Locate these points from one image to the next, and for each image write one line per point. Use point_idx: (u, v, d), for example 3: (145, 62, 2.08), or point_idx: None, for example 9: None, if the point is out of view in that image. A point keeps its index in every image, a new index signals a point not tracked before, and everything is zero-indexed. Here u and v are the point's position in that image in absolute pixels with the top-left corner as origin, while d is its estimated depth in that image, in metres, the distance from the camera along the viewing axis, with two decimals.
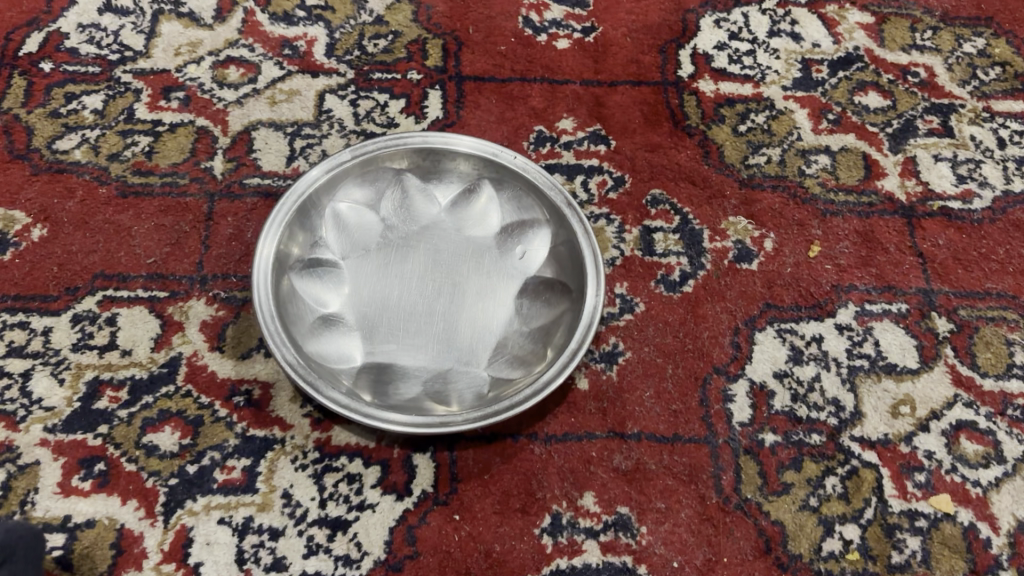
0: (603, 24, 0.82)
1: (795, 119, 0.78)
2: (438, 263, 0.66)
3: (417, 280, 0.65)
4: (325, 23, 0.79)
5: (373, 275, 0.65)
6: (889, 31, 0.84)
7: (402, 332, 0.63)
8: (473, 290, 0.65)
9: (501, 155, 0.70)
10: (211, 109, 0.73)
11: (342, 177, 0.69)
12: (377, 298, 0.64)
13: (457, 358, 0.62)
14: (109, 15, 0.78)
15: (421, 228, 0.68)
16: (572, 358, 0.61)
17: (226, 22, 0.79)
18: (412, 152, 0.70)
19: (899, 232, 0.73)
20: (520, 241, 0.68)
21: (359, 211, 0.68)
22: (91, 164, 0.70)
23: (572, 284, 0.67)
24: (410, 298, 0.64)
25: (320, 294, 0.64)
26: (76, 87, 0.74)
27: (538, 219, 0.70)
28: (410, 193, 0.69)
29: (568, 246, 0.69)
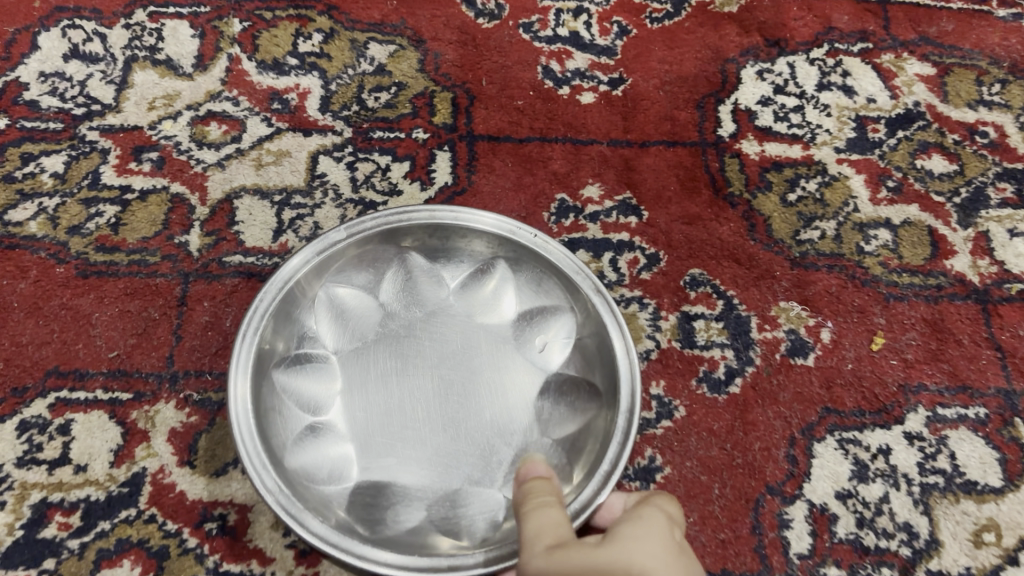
0: (633, 74, 0.73)
1: (851, 187, 0.69)
2: (446, 358, 0.52)
3: (421, 381, 0.51)
4: (319, 73, 0.70)
5: (363, 376, 0.51)
6: (953, 84, 0.75)
7: (397, 447, 0.49)
8: (495, 394, 0.50)
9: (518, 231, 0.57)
10: (188, 173, 0.65)
11: (336, 260, 0.56)
12: (375, 403, 0.50)
13: (467, 476, 0.48)
14: (75, 62, 0.69)
15: (424, 315, 0.54)
16: (602, 488, 0.48)
17: (208, 70, 0.70)
18: (417, 230, 0.58)
19: (973, 321, 0.64)
20: (541, 329, 0.54)
21: (355, 295, 0.54)
22: (48, 238, 0.61)
23: (604, 385, 0.53)
24: (412, 403, 0.50)
25: (304, 398, 0.50)
26: (34, 146, 0.65)
27: (561, 306, 0.56)
28: (415, 274, 0.56)
29: (595, 334, 0.55)
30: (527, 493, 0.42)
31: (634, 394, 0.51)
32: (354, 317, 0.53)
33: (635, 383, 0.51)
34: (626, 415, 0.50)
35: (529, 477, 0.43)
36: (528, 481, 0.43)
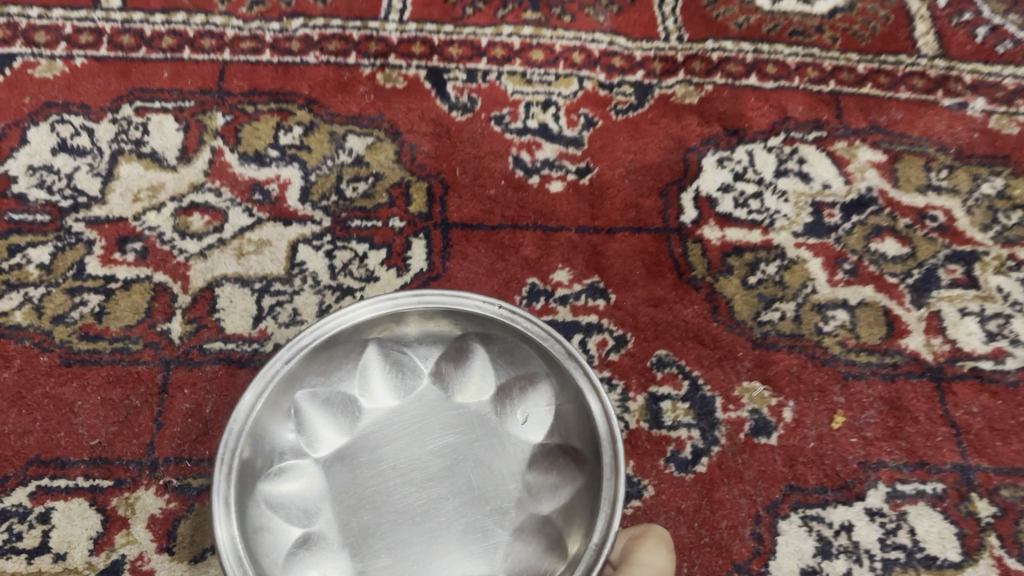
0: (599, 163, 0.76)
1: (809, 270, 0.72)
2: (422, 462, 0.53)
3: (399, 489, 0.52)
4: (300, 164, 0.73)
5: (347, 485, 0.52)
6: (903, 170, 0.79)
7: (387, 550, 0.50)
8: (483, 495, 0.52)
9: (484, 307, 0.55)
10: (170, 263, 0.67)
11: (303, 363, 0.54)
12: (370, 497, 0.52)
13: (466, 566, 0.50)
14: (62, 155, 0.72)
15: (398, 416, 0.55)
16: (592, 567, 0.45)
17: (191, 162, 0.72)
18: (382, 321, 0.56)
19: (928, 399, 0.66)
20: (521, 407, 0.55)
21: (329, 397, 0.55)
22: (33, 327, 0.63)
23: (587, 454, 0.51)
24: (395, 501, 0.52)
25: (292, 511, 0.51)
26: (21, 238, 0.67)
27: (538, 375, 0.55)
28: (389, 365, 0.57)
29: (573, 398, 0.53)
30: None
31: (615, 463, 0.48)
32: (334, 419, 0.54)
33: (616, 449, 0.48)
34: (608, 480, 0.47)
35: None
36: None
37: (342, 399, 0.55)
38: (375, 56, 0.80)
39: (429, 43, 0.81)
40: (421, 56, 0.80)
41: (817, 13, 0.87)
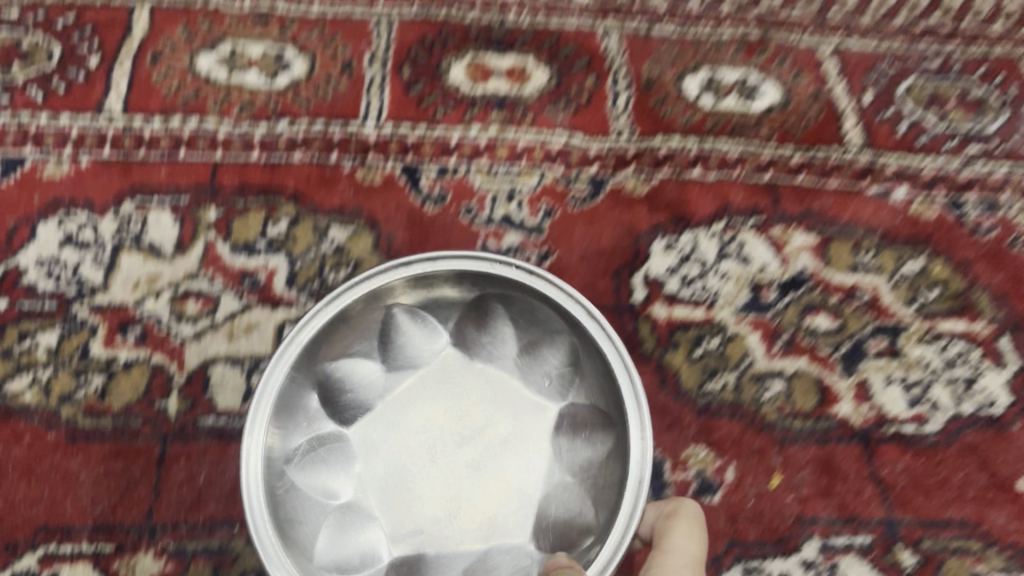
0: (558, 248, 0.85)
1: (748, 343, 0.80)
2: (455, 424, 0.65)
3: (442, 448, 0.65)
4: (286, 253, 0.81)
5: (401, 439, 0.65)
6: (834, 252, 0.87)
7: (434, 496, 0.63)
8: (516, 454, 0.64)
9: (507, 269, 0.65)
10: (168, 345, 0.74)
11: (321, 335, 0.63)
12: (421, 452, 0.65)
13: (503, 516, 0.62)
14: (69, 247, 0.79)
15: (429, 381, 0.68)
16: (636, 495, 0.57)
17: (186, 252, 0.79)
18: (404, 283, 0.66)
19: (857, 461, 0.75)
20: (541, 367, 0.67)
21: (357, 364, 0.67)
22: (41, 406, 0.70)
23: (614, 408, 0.62)
24: (440, 458, 0.64)
25: (331, 479, 0.63)
26: (30, 323, 0.74)
27: (555, 330, 0.67)
28: (404, 337, 0.68)
29: (597, 359, 0.64)
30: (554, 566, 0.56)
31: (643, 425, 0.58)
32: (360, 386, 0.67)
33: (642, 415, 0.59)
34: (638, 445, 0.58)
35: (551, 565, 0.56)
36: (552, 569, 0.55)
37: (370, 371, 0.68)
38: (355, 153, 0.87)
39: (404, 140, 0.89)
40: (397, 152, 0.88)
41: (755, 110, 0.96)
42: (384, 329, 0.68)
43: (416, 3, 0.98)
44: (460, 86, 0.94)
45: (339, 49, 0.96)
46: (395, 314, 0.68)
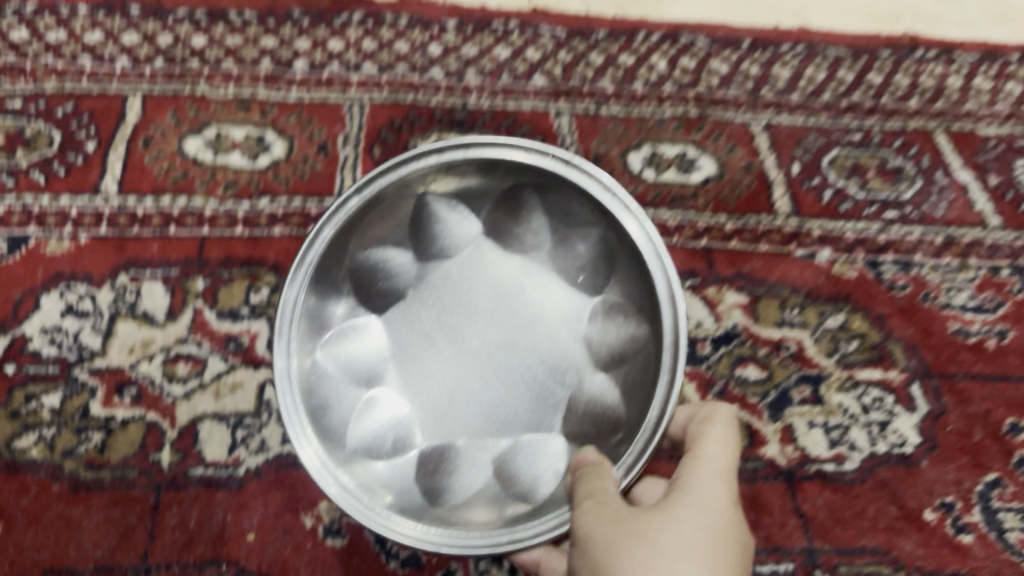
0: None
1: (686, 393, 0.91)
2: (483, 313, 0.64)
3: (470, 336, 0.64)
4: (267, 318, 0.88)
5: (431, 329, 0.65)
6: (763, 309, 0.97)
7: (463, 384, 0.64)
8: (544, 337, 0.63)
9: (543, 159, 0.62)
10: (161, 403, 0.82)
11: (350, 221, 0.64)
12: (450, 344, 0.64)
13: (527, 404, 0.62)
14: (70, 317, 0.87)
15: (459, 268, 0.66)
16: (670, 385, 0.57)
17: (177, 319, 0.88)
18: (433, 169, 0.64)
19: (782, 496, 0.86)
20: (575, 263, 0.65)
21: (390, 253, 0.67)
22: (46, 461, 0.79)
23: (649, 306, 0.61)
24: (467, 345, 0.64)
25: (359, 369, 0.65)
26: (35, 386, 0.83)
27: (591, 225, 0.65)
28: (440, 225, 0.66)
29: (633, 254, 0.62)
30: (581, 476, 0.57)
31: (679, 325, 0.58)
32: (392, 270, 0.67)
33: (679, 320, 0.58)
34: (669, 348, 0.58)
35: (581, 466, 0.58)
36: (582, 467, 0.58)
37: (401, 258, 0.67)
38: None
39: None
40: None
41: (693, 182, 1.06)
42: (415, 218, 0.67)
43: (385, 90, 1.09)
44: None
45: (315, 131, 1.05)
46: (429, 204, 0.66)
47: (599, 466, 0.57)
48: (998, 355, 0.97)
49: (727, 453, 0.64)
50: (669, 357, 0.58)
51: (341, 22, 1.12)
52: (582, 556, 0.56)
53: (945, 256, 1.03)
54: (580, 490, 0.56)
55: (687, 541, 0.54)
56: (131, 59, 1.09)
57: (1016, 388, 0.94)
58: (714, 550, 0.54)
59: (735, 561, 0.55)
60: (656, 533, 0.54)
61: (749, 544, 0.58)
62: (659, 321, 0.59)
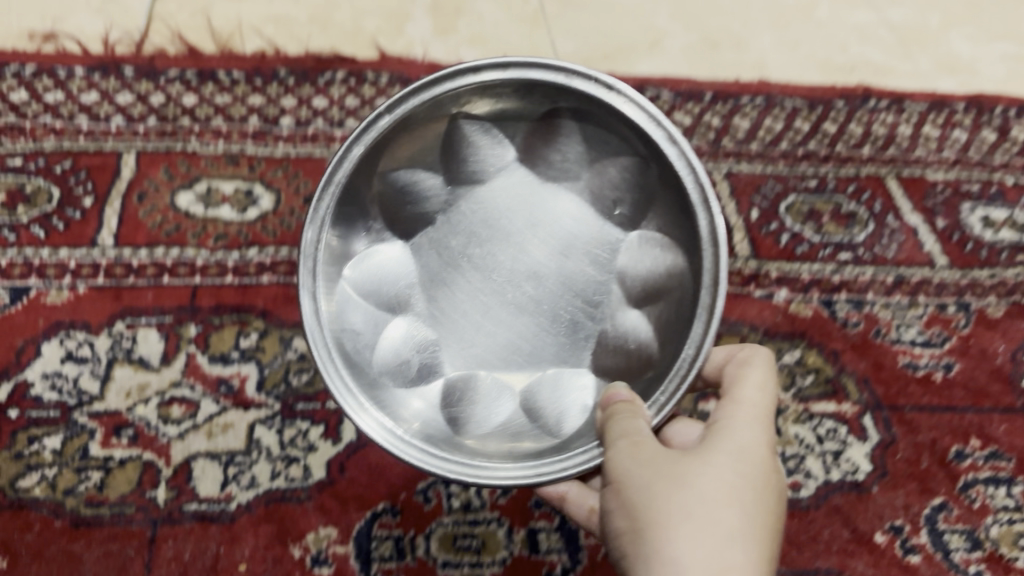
0: None
1: None
2: (514, 243, 0.68)
3: (500, 269, 0.68)
4: (256, 361, 0.93)
5: (461, 258, 0.69)
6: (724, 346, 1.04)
7: (493, 312, 0.68)
8: (571, 265, 0.68)
9: (588, 85, 0.63)
10: (157, 443, 0.89)
11: (381, 141, 0.65)
12: (482, 275, 0.68)
13: (550, 331, 0.68)
14: (69, 363, 0.92)
15: (489, 199, 0.69)
16: (710, 318, 0.60)
17: (171, 363, 0.93)
18: (471, 89, 0.65)
19: None
20: (611, 192, 0.68)
21: (420, 175, 0.69)
22: (49, 497, 0.86)
23: (687, 244, 0.64)
24: (497, 275, 0.68)
25: (389, 295, 0.69)
26: (37, 429, 0.89)
27: (627, 153, 0.67)
28: (471, 149, 0.69)
29: (675, 191, 0.64)
30: (612, 413, 0.62)
31: (719, 266, 0.60)
32: (422, 196, 0.70)
33: (719, 261, 0.60)
34: (709, 289, 0.60)
35: (614, 402, 0.62)
36: (615, 402, 0.62)
37: (431, 180, 0.70)
38: None
39: None
40: None
41: None
42: (447, 141, 0.69)
43: None
44: None
45: (301, 185, 1.13)
46: (463, 127, 0.68)
47: (633, 403, 0.62)
48: (945, 387, 1.04)
49: (759, 396, 0.69)
50: (708, 298, 0.60)
51: (325, 80, 1.18)
52: (617, 499, 0.62)
53: (895, 294, 1.10)
54: (614, 428, 0.60)
55: (720, 487, 0.60)
56: (125, 118, 1.14)
57: (961, 417, 1.01)
58: (743, 492, 0.60)
59: (762, 502, 0.61)
60: (688, 476, 0.60)
61: (783, 489, 0.64)
62: (698, 260, 0.62)
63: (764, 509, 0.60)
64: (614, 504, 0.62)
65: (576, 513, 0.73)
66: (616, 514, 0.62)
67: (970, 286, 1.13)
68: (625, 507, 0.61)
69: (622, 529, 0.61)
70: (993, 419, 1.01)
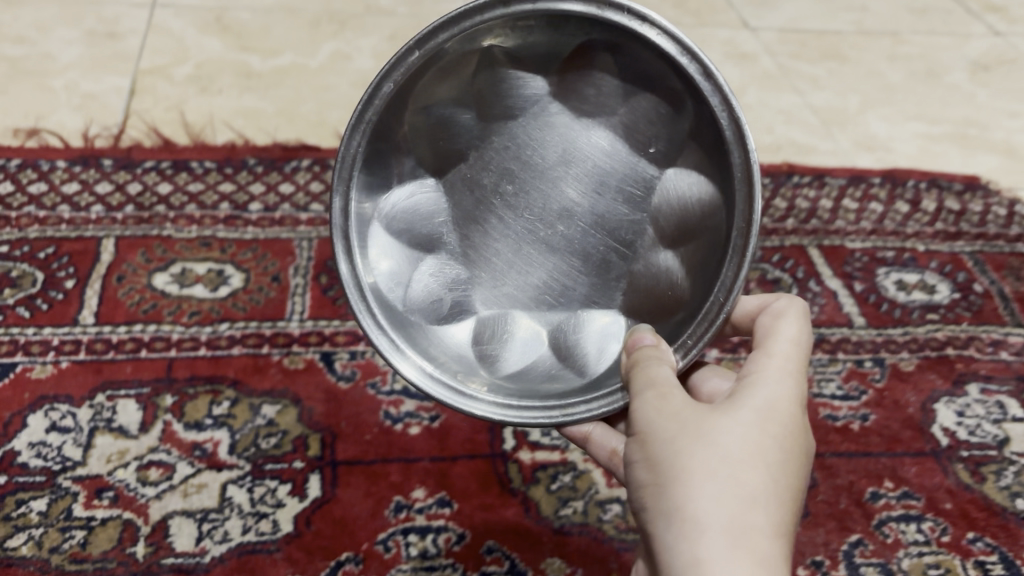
0: (445, 411, 1.07)
1: (593, 476, 1.03)
2: (543, 183, 0.76)
3: (533, 206, 0.76)
4: (228, 427, 1.02)
5: (495, 197, 0.77)
6: None
7: (527, 246, 0.77)
8: (601, 201, 0.75)
9: (619, 16, 0.68)
10: (135, 503, 0.95)
11: (412, 76, 0.74)
12: (516, 213, 0.77)
13: (579, 264, 0.76)
14: (54, 432, 0.99)
15: (521, 141, 0.76)
16: (750, 249, 0.66)
17: (148, 431, 1.01)
18: (500, 22, 0.71)
19: None
20: (647, 126, 0.73)
21: (455, 112, 0.77)
22: (35, 556, 0.91)
23: (720, 184, 0.68)
24: (528, 213, 0.77)
25: (422, 232, 0.79)
26: (25, 493, 0.95)
27: (658, 90, 0.71)
28: (505, 89, 0.76)
29: (709, 131, 0.68)
30: (636, 360, 0.69)
31: (753, 203, 0.65)
32: (456, 131, 0.78)
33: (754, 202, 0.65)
34: (742, 230, 0.66)
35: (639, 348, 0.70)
36: (641, 348, 0.70)
37: (465, 117, 0.77)
38: (282, 345, 1.11)
39: (322, 333, 1.13)
40: (316, 344, 1.12)
41: None
42: (479, 78, 0.76)
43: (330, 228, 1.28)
44: None
45: (269, 264, 1.22)
46: (496, 70, 0.75)
47: (657, 349, 0.69)
48: (862, 435, 1.14)
49: (789, 348, 0.74)
50: (741, 238, 0.66)
51: (291, 167, 1.36)
52: (641, 452, 0.69)
53: (816, 352, 1.23)
54: (639, 378, 0.68)
55: (748, 446, 0.65)
56: (104, 207, 1.26)
57: (876, 461, 1.11)
58: (762, 443, 0.66)
59: (785, 454, 0.66)
60: (708, 430, 0.66)
61: (809, 444, 0.70)
62: (731, 196, 0.67)
63: (785, 460, 0.66)
64: (638, 455, 0.69)
65: (599, 454, 0.80)
66: (638, 465, 0.69)
67: (885, 343, 1.27)
68: (647, 460, 0.68)
69: (644, 481, 0.68)
70: (904, 462, 1.12)
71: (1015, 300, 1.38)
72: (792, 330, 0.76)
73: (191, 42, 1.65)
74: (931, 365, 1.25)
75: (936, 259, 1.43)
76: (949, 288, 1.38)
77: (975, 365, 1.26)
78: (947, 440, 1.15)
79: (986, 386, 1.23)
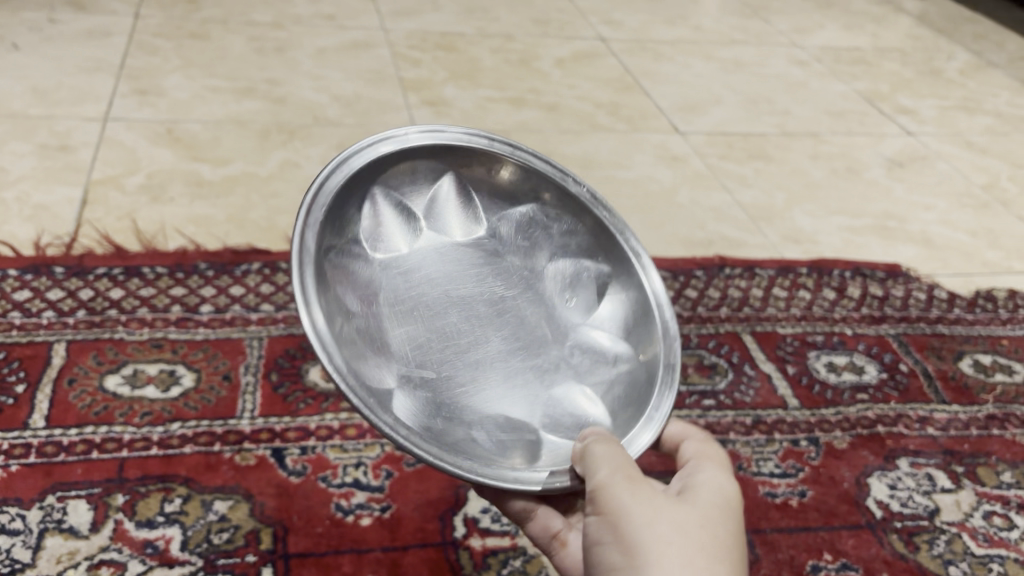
0: (396, 501, 1.09)
1: (543, 560, 1.06)
2: (476, 292, 0.81)
3: (468, 307, 0.80)
4: (180, 523, 1.03)
5: (434, 294, 0.80)
6: None
7: (461, 337, 0.78)
8: (530, 318, 0.81)
9: (578, 187, 0.89)
10: None
11: (385, 161, 0.81)
12: (449, 309, 0.79)
13: (511, 364, 0.78)
14: (2, 535, 0.99)
15: (444, 260, 0.83)
16: (673, 378, 0.80)
17: (99, 530, 1.01)
18: (477, 156, 0.86)
19: None
20: (571, 280, 0.86)
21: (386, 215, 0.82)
22: None
23: (637, 333, 0.85)
24: (457, 311, 0.79)
25: (356, 297, 0.76)
26: None
27: (581, 259, 0.88)
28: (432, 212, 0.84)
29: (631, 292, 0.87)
30: (595, 446, 0.72)
31: (673, 349, 0.83)
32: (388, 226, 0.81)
33: (674, 346, 0.83)
34: (666, 367, 0.81)
35: (595, 439, 0.72)
36: (596, 438, 0.73)
37: (402, 222, 0.82)
38: (233, 443, 1.13)
39: (272, 429, 1.16)
40: (266, 441, 1.14)
41: None
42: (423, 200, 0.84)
43: (280, 327, 1.32)
44: (315, 385, 1.23)
45: (219, 363, 1.24)
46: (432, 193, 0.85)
47: (610, 440, 0.73)
48: (801, 511, 1.18)
49: (718, 460, 0.82)
50: (666, 376, 0.81)
51: (241, 271, 1.41)
52: (612, 533, 0.70)
53: (753, 433, 1.28)
54: (605, 464, 0.70)
55: (713, 532, 0.70)
56: (55, 312, 1.28)
57: (815, 535, 1.15)
58: (721, 527, 0.71)
59: (741, 544, 0.71)
60: (678, 518, 0.70)
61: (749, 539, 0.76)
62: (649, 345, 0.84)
63: (742, 546, 0.71)
64: (609, 538, 0.70)
65: (539, 534, 0.83)
66: (609, 548, 0.70)
67: (818, 422, 1.32)
68: (620, 540, 0.69)
69: (618, 564, 0.69)
70: (842, 536, 1.16)
71: (938, 378, 1.45)
72: (711, 447, 0.84)
73: (142, 153, 1.70)
74: (864, 442, 1.30)
75: (863, 341, 1.51)
76: (876, 368, 1.45)
77: (904, 441, 1.32)
78: (881, 512, 1.20)
79: (916, 460, 1.29)
